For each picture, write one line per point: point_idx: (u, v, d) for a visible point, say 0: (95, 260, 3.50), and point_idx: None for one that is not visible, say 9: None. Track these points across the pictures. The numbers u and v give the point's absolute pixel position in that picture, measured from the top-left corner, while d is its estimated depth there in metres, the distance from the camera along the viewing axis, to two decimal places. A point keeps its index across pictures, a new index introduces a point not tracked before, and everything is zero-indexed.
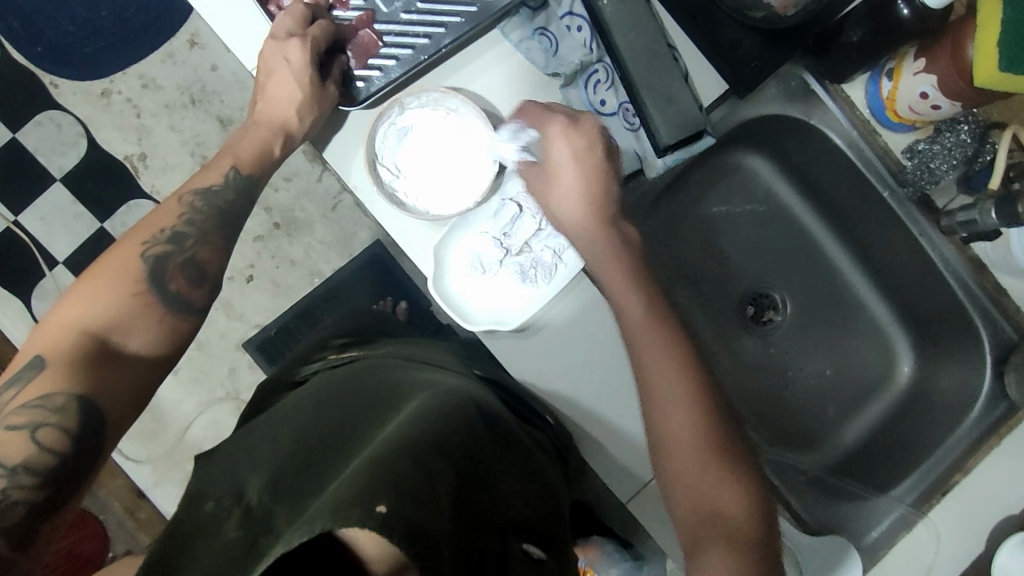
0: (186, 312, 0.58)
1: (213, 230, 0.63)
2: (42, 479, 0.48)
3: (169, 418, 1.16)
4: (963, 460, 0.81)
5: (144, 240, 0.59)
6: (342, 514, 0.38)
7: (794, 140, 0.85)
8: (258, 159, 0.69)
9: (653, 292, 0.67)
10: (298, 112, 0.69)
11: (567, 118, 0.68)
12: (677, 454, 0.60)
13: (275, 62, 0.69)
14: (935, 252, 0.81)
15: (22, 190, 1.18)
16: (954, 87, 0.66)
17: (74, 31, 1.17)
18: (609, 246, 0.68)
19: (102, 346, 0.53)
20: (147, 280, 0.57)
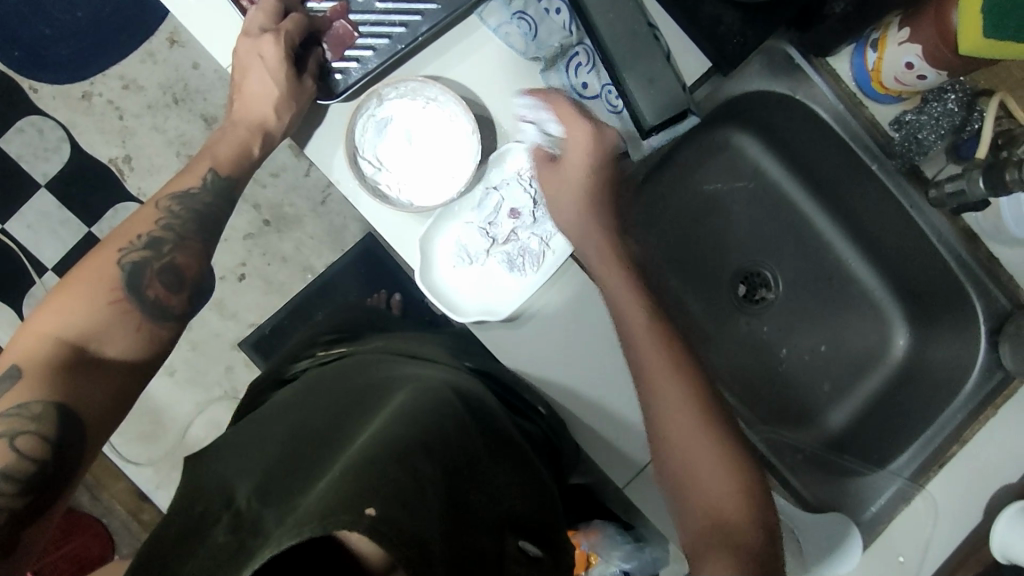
0: (164, 318, 0.57)
1: (192, 235, 0.62)
2: (22, 486, 0.48)
3: (168, 419, 1.16)
4: (959, 433, 0.81)
5: (121, 247, 0.58)
6: (329, 519, 0.38)
7: (780, 115, 0.84)
8: (236, 158, 0.68)
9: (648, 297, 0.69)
10: (275, 110, 0.68)
11: (594, 128, 0.70)
12: (679, 446, 0.62)
13: (249, 59, 0.67)
14: (926, 225, 0.80)
15: (7, 197, 1.17)
16: (939, 55, 0.65)
17: (51, 33, 1.15)
18: (603, 254, 0.71)
19: (78, 353, 0.52)
20: (124, 287, 0.56)
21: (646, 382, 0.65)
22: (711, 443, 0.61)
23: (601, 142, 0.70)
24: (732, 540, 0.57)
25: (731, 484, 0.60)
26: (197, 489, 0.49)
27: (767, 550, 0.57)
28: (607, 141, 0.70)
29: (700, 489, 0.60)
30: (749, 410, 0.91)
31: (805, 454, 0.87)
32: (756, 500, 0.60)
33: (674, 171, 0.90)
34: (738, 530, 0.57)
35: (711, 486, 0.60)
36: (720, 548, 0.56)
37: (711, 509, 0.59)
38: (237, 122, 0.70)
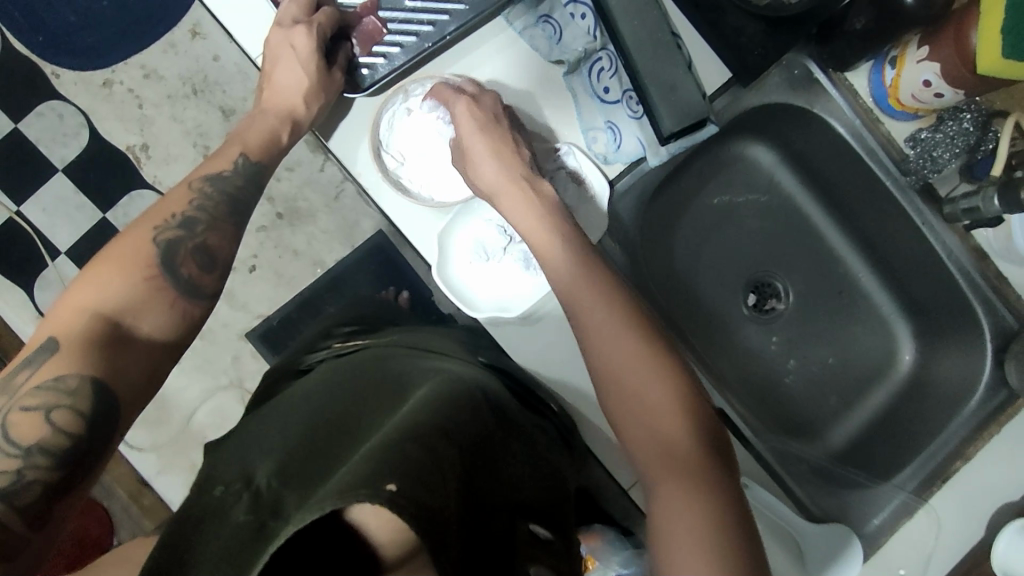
0: (198, 297, 0.58)
1: (223, 217, 0.63)
2: (57, 460, 0.47)
3: (173, 407, 1.16)
4: (962, 448, 0.82)
5: (155, 225, 0.59)
6: (351, 493, 0.39)
7: (795, 128, 0.85)
8: (265, 145, 0.69)
9: (570, 233, 0.66)
10: (304, 100, 0.69)
11: (470, 99, 0.69)
12: (610, 388, 0.58)
13: (281, 50, 0.69)
14: (938, 242, 0.81)
15: (23, 180, 1.18)
16: (958, 75, 0.67)
17: (75, 21, 1.17)
18: (524, 202, 0.68)
19: (114, 328, 0.52)
20: (159, 264, 0.56)
21: (574, 323, 0.62)
22: (646, 366, 0.57)
23: (483, 107, 0.69)
24: (678, 464, 0.54)
25: (674, 400, 0.56)
26: (217, 473, 0.50)
27: (719, 469, 0.54)
28: (490, 107, 0.70)
29: (644, 426, 0.56)
30: (756, 419, 0.92)
31: (811, 465, 0.87)
32: (698, 417, 0.56)
33: (686, 180, 0.91)
34: (688, 453, 0.54)
35: (653, 410, 0.56)
36: (669, 477, 0.53)
37: (657, 437, 0.55)
38: (264, 111, 0.72)
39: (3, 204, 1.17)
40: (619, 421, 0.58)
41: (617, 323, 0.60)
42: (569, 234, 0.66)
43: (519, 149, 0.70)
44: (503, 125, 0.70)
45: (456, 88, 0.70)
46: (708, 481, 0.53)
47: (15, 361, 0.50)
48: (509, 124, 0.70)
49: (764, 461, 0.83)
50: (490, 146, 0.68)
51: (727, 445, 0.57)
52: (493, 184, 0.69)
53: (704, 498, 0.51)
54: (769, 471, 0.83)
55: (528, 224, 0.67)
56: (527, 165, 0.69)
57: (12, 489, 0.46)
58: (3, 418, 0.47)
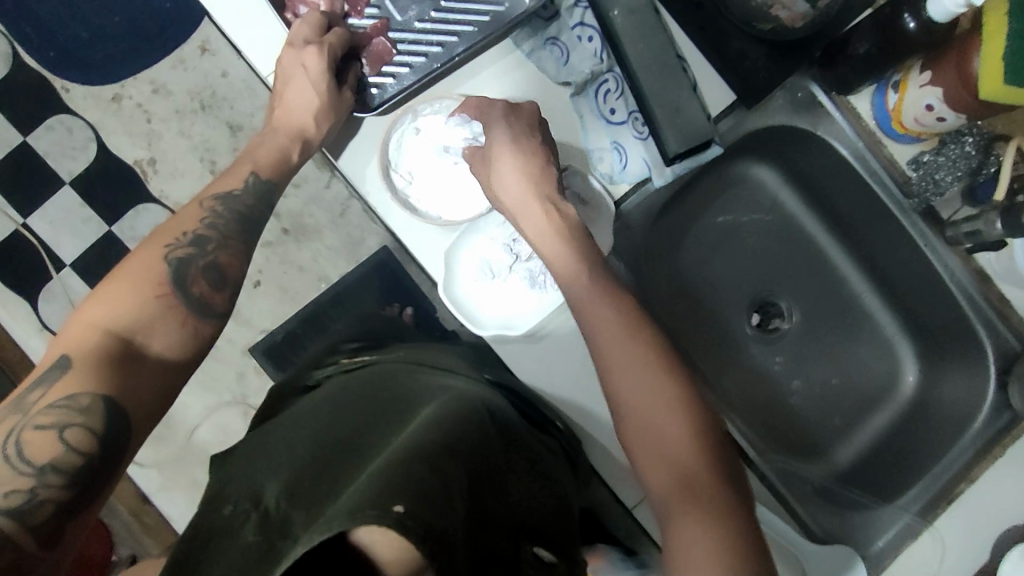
0: (207, 314, 0.58)
1: (234, 234, 0.63)
2: (69, 478, 0.47)
3: (175, 421, 1.17)
4: (967, 469, 0.82)
5: (167, 244, 0.59)
6: (358, 514, 0.39)
7: (799, 150, 0.86)
8: (277, 164, 0.70)
9: (591, 259, 0.67)
10: (315, 120, 0.70)
11: (508, 103, 0.70)
12: (627, 411, 0.59)
13: (293, 69, 0.70)
14: (941, 264, 0.82)
15: (31, 193, 1.19)
16: (960, 100, 0.68)
17: (87, 37, 1.18)
18: (546, 220, 0.69)
19: (126, 346, 0.52)
20: (170, 283, 0.57)
21: (592, 344, 0.63)
22: (660, 388, 0.58)
23: (520, 115, 0.70)
24: (690, 489, 0.54)
25: (686, 425, 0.57)
26: (224, 490, 0.51)
27: (728, 490, 0.54)
28: (528, 116, 0.70)
29: (657, 449, 0.57)
30: (760, 440, 0.92)
31: (815, 486, 0.87)
32: (711, 442, 0.57)
33: (690, 199, 0.92)
34: (701, 478, 0.55)
35: (667, 434, 0.57)
36: (683, 504, 0.53)
37: (670, 462, 0.56)
38: (275, 129, 0.73)
39: (11, 217, 1.18)
40: (634, 446, 0.59)
41: (632, 348, 0.61)
42: (591, 260, 0.67)
43: (547, 163, 0.71)
44: (537, 139, 0.70)
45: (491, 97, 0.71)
46: (719, 506, 0.53)
47: (28, 380, 0.50)
48: (544, 139, 0.70)
49: (769, 481, 0.84)
50: (518, 160, 0.69)
51: (740, 472, 0.57)
52: (517, 195, 0.70)
53: (715, 524, 0.52)
54: (773, 492, 0.83)
55: (548, 243, 0.68)
56: (550, 186, 0.70)
57: (24, 507, 0.46)
58: (16, 436, 0.47)
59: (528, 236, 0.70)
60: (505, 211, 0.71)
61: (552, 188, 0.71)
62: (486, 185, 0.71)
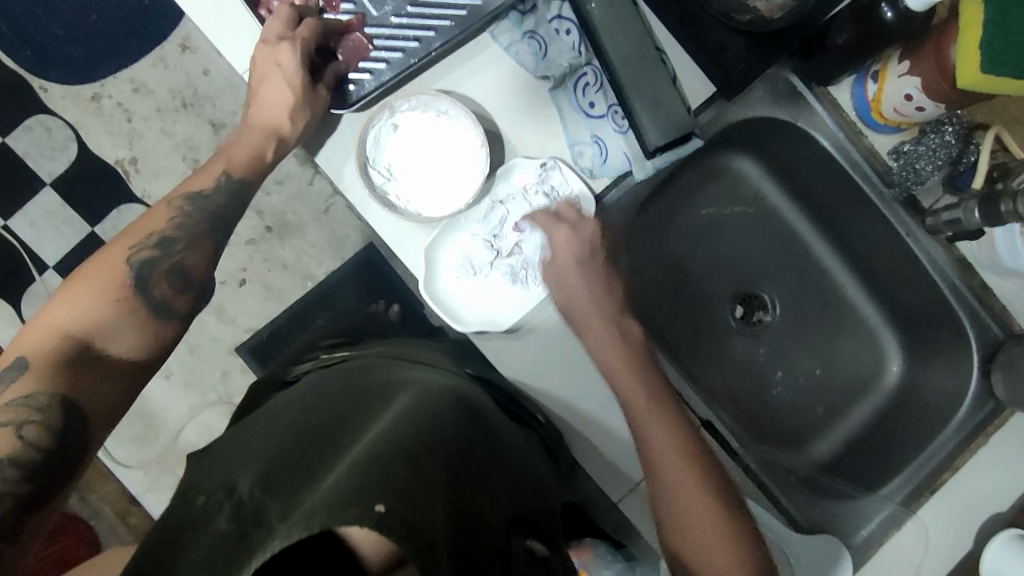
0: (169, 317, 0.58)
1: (202, 235, 0.63)
2: (26, 475, 0.48)
3: (161, 421, 1.17)
4: (951, 458, 0.82)
5: (133, 245, 0.59)
6: (340, 513, 0.39)
7: (781, 141, 0.86)
8: (251, 162, 0.69)
9: (649, 371, 0.69)
10: (290, 118, 0.69)
11: (572, 228, 0.71)
12: (682, 527, 0.62)
13: (267, 67, 0.69)
14: (923, 252, 0.83)
15: (10, 194, 1.17)
16: (939, 90, 0.68)
17: (64, 35, 1.17)
18: (611, 335, 0.69)
19: (85, 348, 0.53)
20: (133, 285, 0.57)
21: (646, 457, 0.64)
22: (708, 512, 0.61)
23: (583, 237, 0.71)
24: None
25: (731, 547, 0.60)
26: (199, 482, 0.51)
27: None
28: (589, 233, 0.72)
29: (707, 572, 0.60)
30: (744, 431, 0.92)
31: (797, 476, 0.87)
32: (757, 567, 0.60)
33: (674, 193, 0.92)
34: None
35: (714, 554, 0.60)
36: None
37: None
38: (247, 126, 0.71)
39: None
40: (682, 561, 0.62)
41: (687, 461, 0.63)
42: (648, 373, 0.68)
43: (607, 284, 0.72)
44: (599, 259, 0.72)
45: (555, 213, 0.72)
46: None
47: None
48: (606, 260, 0.73)
49: (752, 474, 0.83)
50: (586, 279, 0.71)
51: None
52: (585, 310, 0.70)
53: None
54: (757, 483, 0.83)
55: (616, 360, 0.68)
56: (617, 305, 0.72)
57: None
58: None
59: (595, 353, 0.69)
60: (573, 326, 0.70)
61: (616, 308, 0.72)
62: (557, 301, 0.71)
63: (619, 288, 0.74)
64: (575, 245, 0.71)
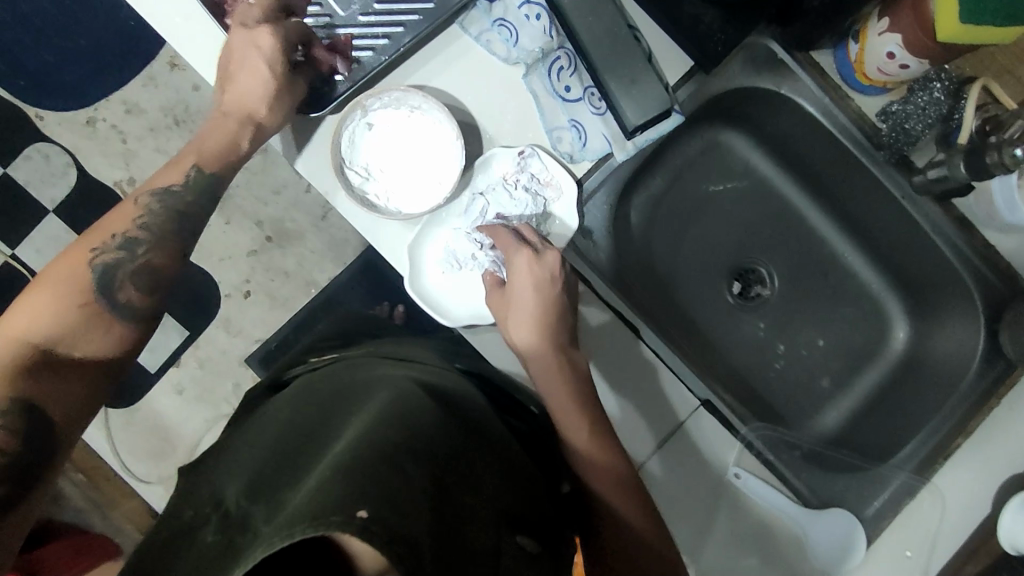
0: (134, 318, 0.62)
1: (171, 234, 0.66)
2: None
3: (179, 436, 1.18)
4: (964, 422, 0.80)
5: (95, 247, 0.63)
6: (321, 521, 0.38)
7: (767, 111, 0.84)
8: (222, 154, 0.70)
9: (598, 412, 0.67)
10: (268, 106, 0.68)
11: (533, 253, 0.68)
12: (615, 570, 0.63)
13: (244, 50, 0.68)
14: (921, 215, 0.80)
15: (15, 223, 1.19)
16: (920, 45, 0.66)
17: (56, 62, 1.18)
18: (564, 377, 0.66)
19: (44, 354, 0.57)
20: (95, 290, 0.61)
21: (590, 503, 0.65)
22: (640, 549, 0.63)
23: (544, 265, 0.68)
24: None
25: None
26: (192, 497, 0.52)
27: None
28: (551, 263, 0.68)
29: None
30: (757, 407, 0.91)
31: (802, 451, 0.85)
32: None
33: (666, 172, 0.90)
34: None
35: None
36: None
37: None
38: (222, 109, 0.71)
39: None
40: None
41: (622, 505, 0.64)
42: (597, 414, 0.66)
43: (562, 310, 0.68)
44: (558, 288, 0.68)
45: (519, 236, 0.69)
46: None
47: None
48: (564, 292, 0.68)
49: (755, 449, 0.81)
50: (539, 310, 0.67)
51: None
52: (533, 344, 0.66)
53: None
54: (761, 458, 0.81)
55: (560, 402, 0.66)
56: (565, 335, 0.68)
57: None
58: None
59: (540, 389, 0.67)
60: (520, 357, 0.68)
61: (566, 338, 0.68)
62: (503, 326, 0.68)
63: (572, 317, 0.70)
64: (537, 268, 0.67)
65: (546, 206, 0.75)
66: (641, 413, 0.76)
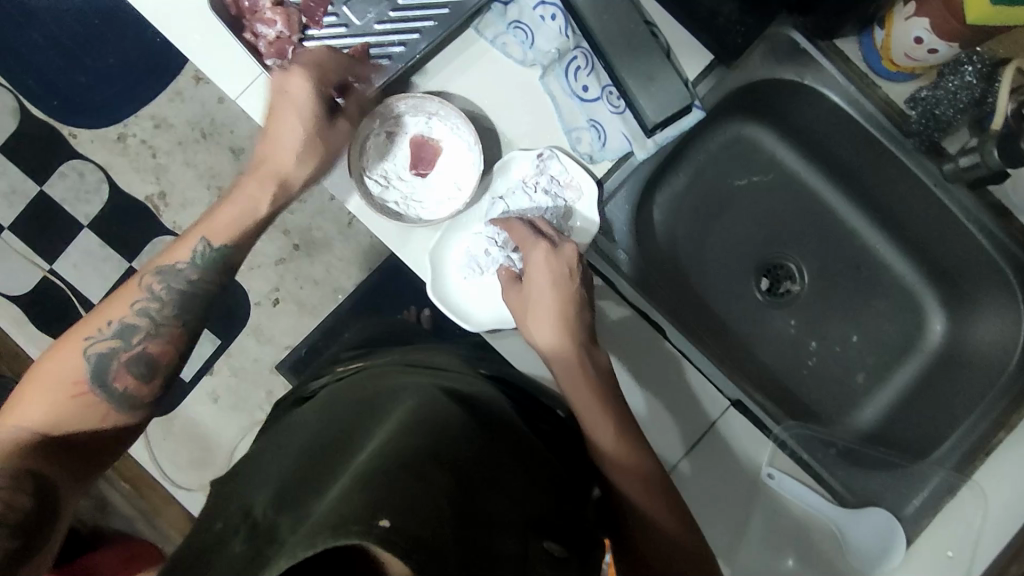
0: (129, 406, 0.63)
1: (172, 319, 0.65)
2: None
3: (215, 444, 1.20)
4: (1006, 416, 0.78)
5: (91, 336, 0.63)
6: (342, 530, 0.38)
7: (792, 103, 0.82)
8: (241, 224, 0.69)
9: (623, 412, 0.66)
10: (297, 164, 0.69)
11: (549, 246, 0.67)
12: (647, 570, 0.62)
13: (282, 102, 0.68)
14: (955, 203, 0.78)
15: (53, 240, 1.22)
16: (949, 29, 0.64)
17: (87, 82, 1.21)
18: (587, 376, 0.65)
19: (39, 447, 0.59)
20: (91, 382, 0.62)
21: (619, 503, 0.65)
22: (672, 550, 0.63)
23: (562, 259, 0.67)
24: None
25: None
26: (222, 508, 0.52)
27: None
28: (568, 256, 0.67)
29: None
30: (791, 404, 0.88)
31: (837, 449, 0.83)
32: None
33: (690, 170, 0.89)
34: None
35: None
36: None
37: None
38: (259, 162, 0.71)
39: (37, 264, 1.22)
40: None
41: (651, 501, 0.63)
42: (622, 413, 0.66)
43: (581, 307, 0.67)
44: (578, 283, 0.67)
45: (536, 229, 0.69)
46: None
47: None
48: (583, 285, 0.67)
49: (789, 449, 0.79)
50: (558, 304, 0.66)
51: None
52: (554, 343, 0.66)
53: None
54: (795, 458, 0.80)
55: (582, 398, 0.65)
56: (586, 332, 0.67)
57: None
58: None
59: (562, 385, 0.67)
60: (542, 355, 0.68)
61: (584, 334, 0.67)
62: (523, 323, 0.68)
63: (590, 313, 0.68)
64: (554, 258, 0.67)
65: (566, 208, 0.74)
66: (668, 415, 0.75)
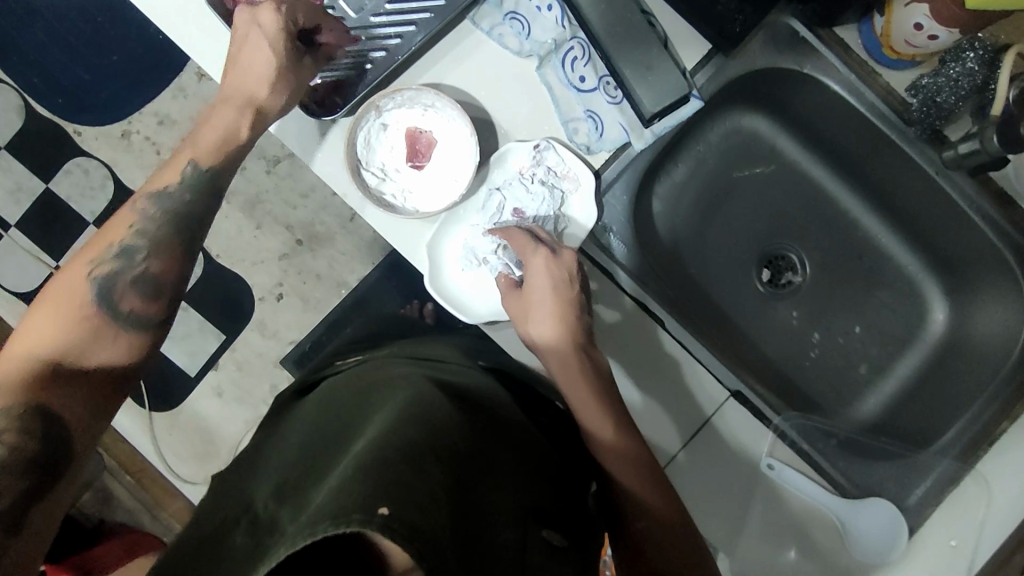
0: (139, 325, 0.60)
1: (168, 237, 0.63)
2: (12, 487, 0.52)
3: (220, 437, 1.21)
4: (1009, 407, 0.77)
5: (91, 261, 0.61)
6: (343, 519, 0.38)
7: (791, 92, 0.81)
8: (220, 148, 0.66)
9: (620, 407, 0.66)
10: (269, 87, 0.66)
11: (550, 252, 0.68)
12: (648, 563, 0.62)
13: (248, 30, 0.65)
14: (957, 192, 0.77)
15: (59, 236, 1.23)
16: (949, 14, 0.63)
17: (91, 79, 1.22)
18: (584, 372, 0.65)
19: (54, 368, 0.56)
20: (98, 302, 0.59)
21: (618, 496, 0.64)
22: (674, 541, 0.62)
23: (563, 265, 0.68)
24: None
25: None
26: (219, 504, 0.52)
27: None
28: (569, 263, 0.68)
29: None
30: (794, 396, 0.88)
31: (839, 440, 0.82)
32: None
33: (690, 160, 0.89)
34: None
35: None
36: None
37: None
38: (223, 98, 0.67)
39: (43, 261, 1.23)
40: None
41: (652, 495, 0.63)
42: (620, 407, 0.66)
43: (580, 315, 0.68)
44: (576, 289, 0.68)
45: (536, 237, 0.69)
46: None
47: None
48: (582, 291, 0.68)
49: (790, 439, 0.79)
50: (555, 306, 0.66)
51: None
52: (553, 341, 0.66)
53: None
54: (796, 450, 0.79)
55: (579, 395, 0.65)
56: (581, 332, 0.67)
57: None
58: None
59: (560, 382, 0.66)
60: (540, 353, 0.68)
61: (582, 337, 0.67)
62: (522, 326, 0.68)
63: (587, 317, 0.69)
64: (555, 266, 0.67)
65: (562, 199, 0.74)
66: (665, 407, 0.75)
